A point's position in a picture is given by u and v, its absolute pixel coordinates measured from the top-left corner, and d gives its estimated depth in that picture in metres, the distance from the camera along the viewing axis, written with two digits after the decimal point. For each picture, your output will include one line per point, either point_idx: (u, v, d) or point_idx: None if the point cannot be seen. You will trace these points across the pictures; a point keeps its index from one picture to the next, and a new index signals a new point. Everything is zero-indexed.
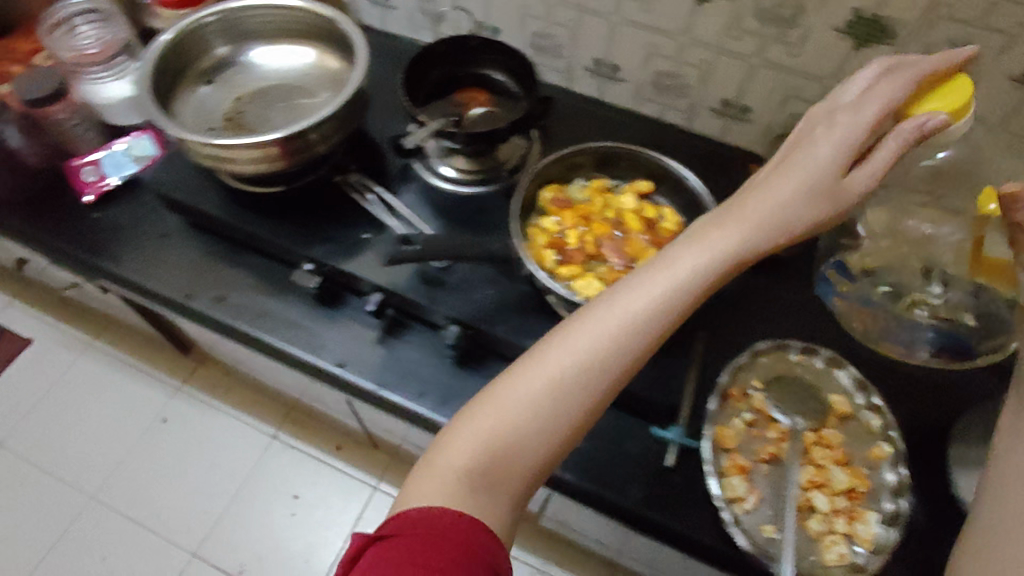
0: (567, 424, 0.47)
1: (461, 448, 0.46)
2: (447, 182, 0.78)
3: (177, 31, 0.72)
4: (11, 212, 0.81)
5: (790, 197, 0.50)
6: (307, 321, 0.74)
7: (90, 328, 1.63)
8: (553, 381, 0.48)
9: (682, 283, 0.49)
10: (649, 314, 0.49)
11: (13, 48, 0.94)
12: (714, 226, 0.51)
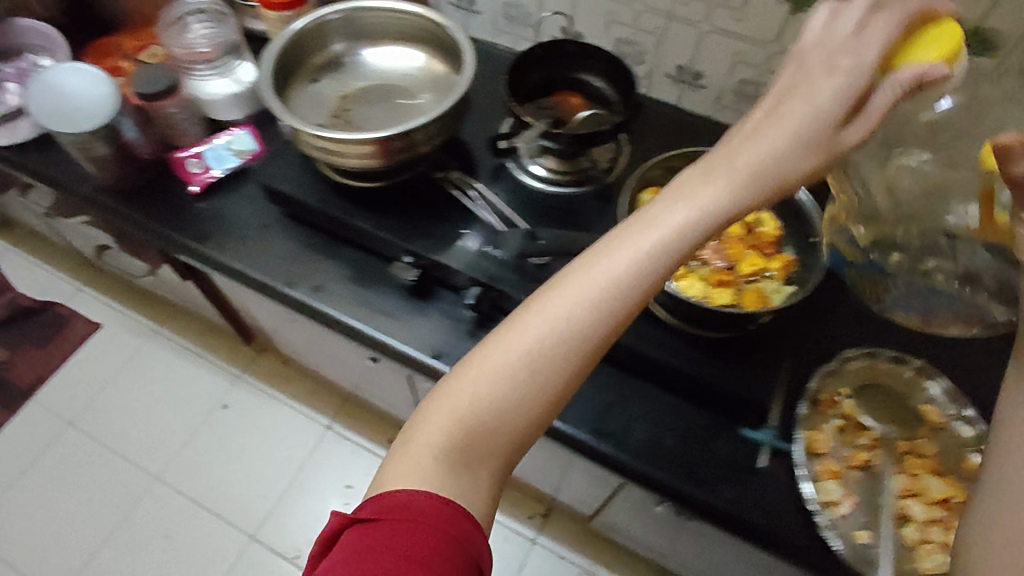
0: (542, 395, 0.45)
1: (434, 423, 0.45)
2: (537, 181, 0.81)
3: (302, 27, 0.77)
4: (124, 201, 0.87)
5: (776, 150, 0.46)
6: (404, 313, 0.78)
7: (156, 314, 1.69)
8: (523, 350, 0.45)
9: (662, 243, 0.45)
10: (629, 275, 0.45)
11: (111, 44, 0.98)
12: (697, 178, 0.46)
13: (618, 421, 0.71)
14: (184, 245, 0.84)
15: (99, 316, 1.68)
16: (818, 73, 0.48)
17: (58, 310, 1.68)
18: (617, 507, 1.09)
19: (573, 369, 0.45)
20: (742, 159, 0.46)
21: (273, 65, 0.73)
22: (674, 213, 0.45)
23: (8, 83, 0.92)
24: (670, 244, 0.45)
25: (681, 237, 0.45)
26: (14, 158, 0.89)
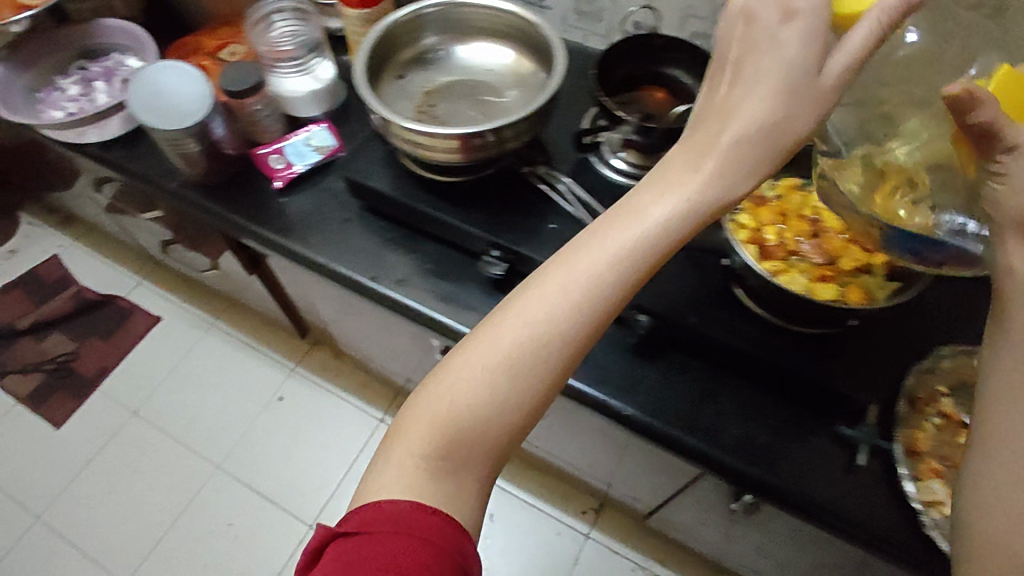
0: (524, 398, 0.44)
1: (416, 432, 0.44)
2: (619, 174, 0.80)
3: (397, 19, 0.78)
4: (210, 196, 0.89)
5: (753, 131, 0.44)
6: (488, 307, 0.79)
7: (213, 308, 1.73)
8: (502, 353, 0.44)
9: (639, 238, 0.44)
10: (609, 272, 0.44)
11: (187, 45, 1.00)
12: (675, 171, 0.45)
13: (707, 417, 0.71)
14: (268, 239, 0.86)
15: (158, 309, 1.72)
16: (771, 23, 0.44)
17: (119, 303, 1.73)
18: (683, 505, 1.08)
19: (555, 370, 0.44)
20: (717, 148, 0.44)
21: (367, 55, 0.75)
22: (656, 206, 0.44)
23: (97, 82, 0.95)
24: (649, 238, 0.44)
25: (663, 230, 0.44)
26: (105, 155, 0.93)
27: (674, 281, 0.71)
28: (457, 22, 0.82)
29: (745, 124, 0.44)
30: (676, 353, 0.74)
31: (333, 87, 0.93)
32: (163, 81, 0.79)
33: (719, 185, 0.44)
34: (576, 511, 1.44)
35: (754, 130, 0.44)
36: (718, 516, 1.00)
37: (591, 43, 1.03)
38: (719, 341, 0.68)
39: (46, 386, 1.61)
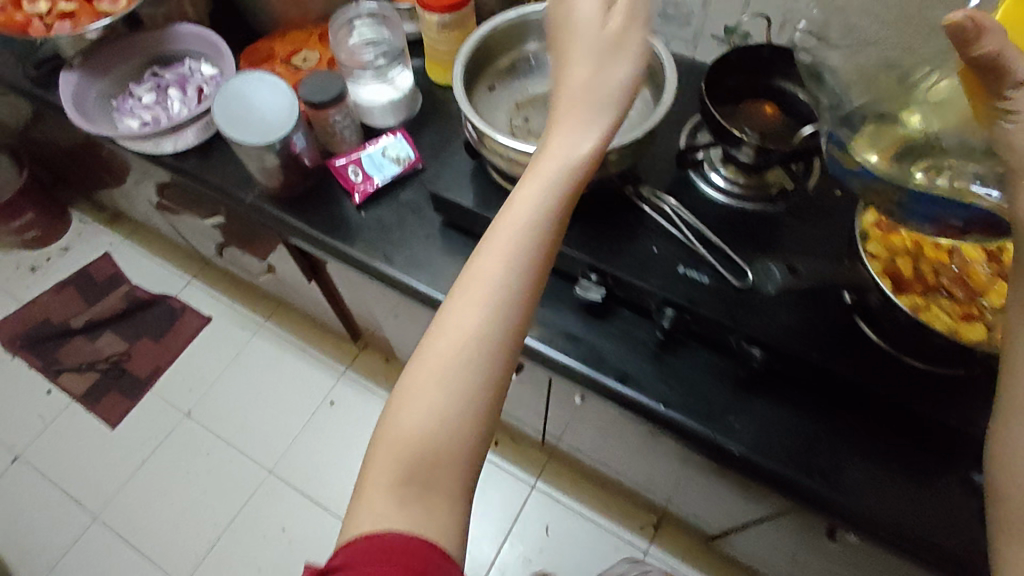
0: (467, 406, 0.46)
1: (382, 467, 0.46)
2: (718, 192, 0.76)
3: (502, 22, 0.76)
4: (290, 210, 0.87)
5: (592, 119, 0.48)
6: (582, 331, 0.75)
7: (262, 309, 1.72)
8: (434, 367, 0.47)
9: (526, 223, 0.47)
10: (511, 264, 0.47)
11: (258, 50, 0.97)
12: (540, 164, 0.48)
13: (823, 456, 0.67)
14: (348, 255, 0.83)
15: (207, 309, 1.71)
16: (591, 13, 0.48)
17: (170, 302, 1.72)
18: (759, 532, 1.04)
19: (488, 365, 0.47)
20: (568, 138, 0.48)
21: (468, 57, 0.73)
22: (529, 202, 0.47)
23: (171, 89, 0.93)
24: (536, 220, 0.47)
25: (546, 209, 0.47)
26: (180, 165, 0.91)
27: (789, 312, 0.67)
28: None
29: (590, 114, 0.48)
30: (785, 385, 0.71)
31: (410, 95, 0.90)
32: (250, 94, 0.77)
33: (575, 159, 0.47)
34: (634, 525, 1.41)
35: (600, 115, 0.48)
36: (801, 546, 0.96)
37: (674, 48, 0.98)
38: (842, 377, 0.64)
39: (100, 385, 1.61)
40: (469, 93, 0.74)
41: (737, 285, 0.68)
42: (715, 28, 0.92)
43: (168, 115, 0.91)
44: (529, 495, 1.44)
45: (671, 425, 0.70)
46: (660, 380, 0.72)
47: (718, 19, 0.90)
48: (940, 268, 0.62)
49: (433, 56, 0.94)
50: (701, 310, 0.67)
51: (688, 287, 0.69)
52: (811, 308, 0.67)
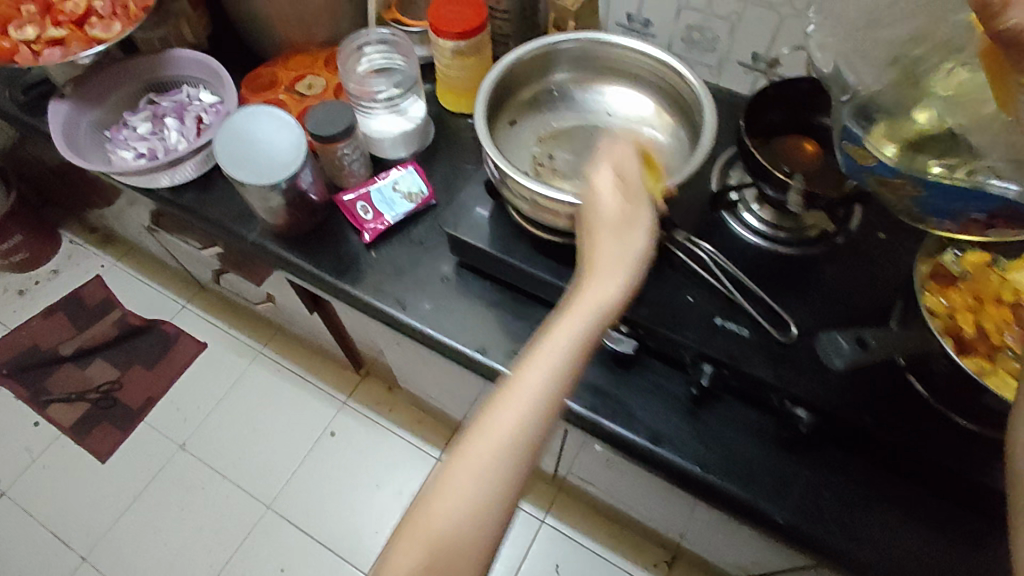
0: (484, 523, 0.45)
1: (403, 559, 0.45)
2: (753, 234, 0.72)
3: (529, 51, 0.70)
4: (295, 251, 0.81)
5: (621, 264, 0.50)
6: (611, 385, 0.70)
7: (259, 335, 1.65)
8: (466, 465, 0.46)
9: (562, 346, 0.47)
10: (547, 377, 0.47)
11: (260, 76, 0.92)
12: (578, 296, 0.49)
13: (878, 528, 0.62)
14: (359, 300, 0.78)
15: (202, 335, 1.65)
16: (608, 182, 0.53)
17: (164, 327, 1.66)
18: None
19: (513, 473, 0.46)
20: (603, 276, 0.49)
21: (490, 89, 0.68)
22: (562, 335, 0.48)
23: (167, 118, 0.88)
24: (570, 345, 0.47)
25: (581, 338, 0.47)
26: (178, 201, 0.85)
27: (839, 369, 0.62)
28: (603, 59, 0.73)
29: (624, 259, 0.50)
30: (835, 448, 0.65)
31: (422, 126, 0.85)
32: (251, 128, 0.71)
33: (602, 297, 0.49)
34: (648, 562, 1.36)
35: (628, 263, 0.50)
36: None
37: (697, 74, 0.94)
38: (899, 444, 0.59)
39: (90, 416, 1.55)
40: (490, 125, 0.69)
41: (782, 339, 0.63)
42: (743, 54, 0.87)
43: (165, 146, 0.86)
44: (538, 532, 1.38)
45: (710, 489, 0.65)
46: (697, 441, 0.67)
47: (746, 44, 0.85)
48: (1007, 328, 0.56)
49: (446, 83, 0.89)
50: (743, 367, 0.63)
51: (728, 343, 0.64)
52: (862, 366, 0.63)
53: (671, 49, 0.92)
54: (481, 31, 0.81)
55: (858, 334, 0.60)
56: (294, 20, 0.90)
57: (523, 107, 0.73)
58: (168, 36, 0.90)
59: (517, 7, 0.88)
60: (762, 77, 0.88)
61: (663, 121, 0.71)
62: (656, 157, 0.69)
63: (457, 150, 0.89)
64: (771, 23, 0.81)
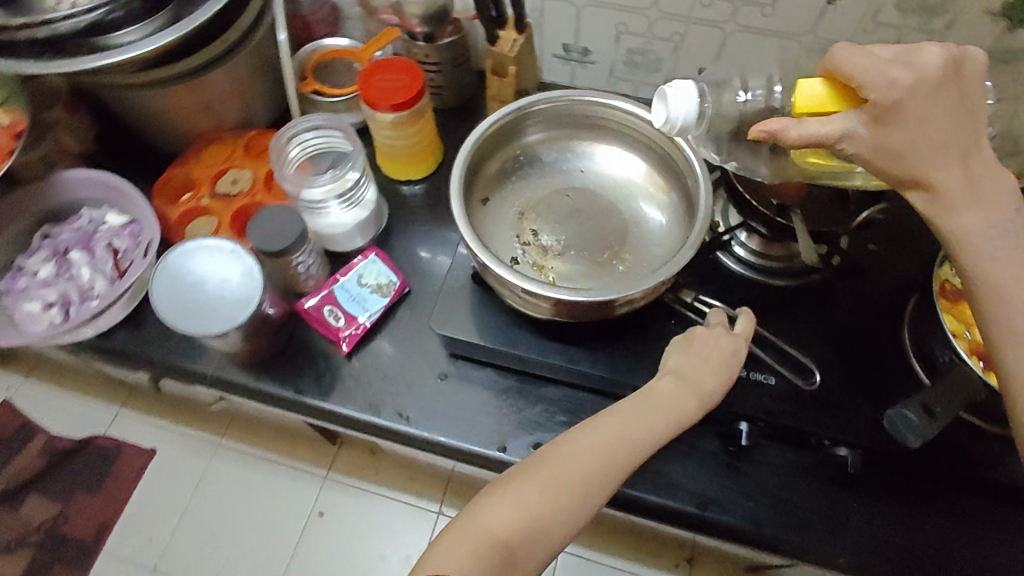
0: (576, 514, 0.52)
1: (504, 519, 0.51)
2: (748, 269, 0.71)
3: (500, 119, 0.64)
4: (266, 378, 0.72)
5: (720, 372, 0.57)
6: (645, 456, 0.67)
7: (210, 424, 1.23)
8: (577, 458, 0.53)
9: (672, 418, 0.55)
10: (660, 436, 0.54)
11: (172, 178, 0.80)
12: (700, 385, 0.56)
13: (932, 542, 0.63)
14: (354, 418, 0.71)
15: (146, 441, 1.22)
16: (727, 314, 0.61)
17: (99, 443, 1.22)
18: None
19: (609, 489, 0.53)
20: (717, 378, 0.57)
21: (462, 172, 0.61)
22: (682, 406, 0.55)
23: (72, 253, 0.75)
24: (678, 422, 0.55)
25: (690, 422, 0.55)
26: (113, 346, 0.73)
27: (870, 401, 0.63)
28: (577, 114, 0.67)
29: (731, 370, 0.57)
30: (879, 474, 0.65)
31: (376, 209, 0.77)
32: (196, 268, 0.63)
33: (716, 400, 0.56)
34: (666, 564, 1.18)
35: (724, 381, 0.57)
36: None
37: (642, 93, 0.89)
38: (934, 465, 0.61)
39: (40, 565, 1.17)
40: (469, 211, 0.63)
41: (808, 388, 0.63)
42: (689, 71, 0.83)
43: (78, 288, 0.73)
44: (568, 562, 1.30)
45: (766, 542, 0.64)
46: (743, 496, 0.65)
47: (693, 60, 0.81)
48: None
49: (387, 152, 0.80)
50: (783, 419, 0.63)
51: (754, 397, 0.63)
52: (883, 392, 0.64)
53: (613, 72, 0.87)
54: (421, 99, 0.74)
55: (923, 402, 0.52)
56: (198, 111, 0.78)
57: (499, 176, 0.68)
58: (49, 154, 0.77)
59: (448, 56, 0.81)
60: None
61: (651, 178, 0.67)
62: (643, 219, 0.66)
63: (415, 224, 0.82)
64: (717, 39, 0.77)
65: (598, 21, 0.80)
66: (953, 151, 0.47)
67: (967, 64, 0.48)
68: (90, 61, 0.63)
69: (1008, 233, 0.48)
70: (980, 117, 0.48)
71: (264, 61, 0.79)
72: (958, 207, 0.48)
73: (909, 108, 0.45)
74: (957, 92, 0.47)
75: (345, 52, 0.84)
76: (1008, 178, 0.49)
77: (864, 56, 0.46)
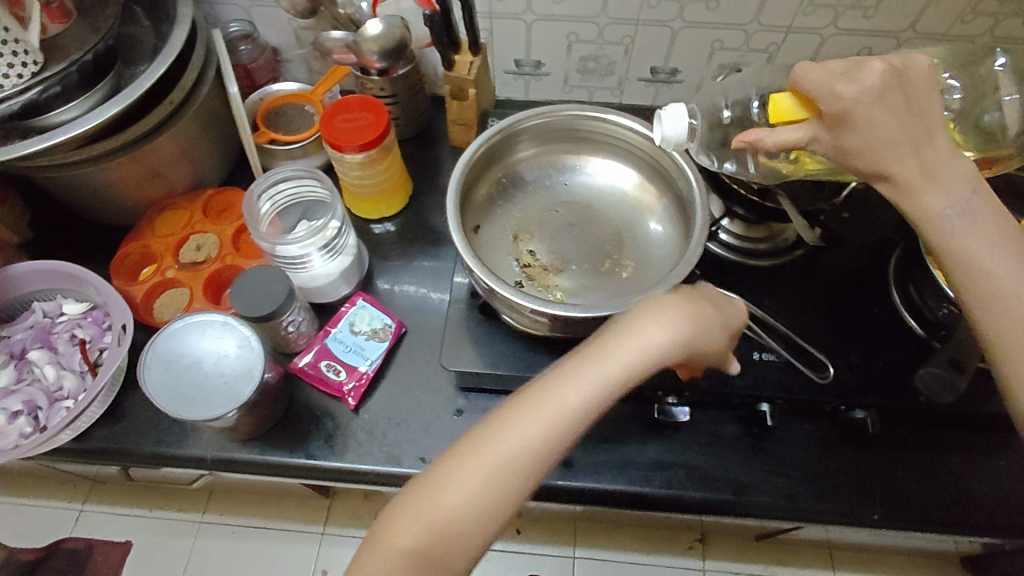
0: (501, 504, 0.44)
1: (409, 524, 0.43)
2: (735, 255, 0.72)
3: (489, 140, 0.64)
4: (269, 448, 0.67)
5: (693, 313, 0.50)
6: (674, 454, 0.66)
7: (187, 501, 1.07)
8: (484, 461, 0.44)
9: (601, 387, 0.46)
10: (582, 413, 0.45)
11: (128, 255, 0.75)
12: (626, 338, 0.47)
13: (958, 483, 0.64)
14: (371, 472, 0.67)
15: (116, 533, 1.06)
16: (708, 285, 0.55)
17: (68, 546, 1.05)
18: (852, 539, 0.90)
19: (530, 483, 0.45)
20: (651, 329, 0.48)
21: (456, 199, 0.61)
22: (621, 359, 0.46)
23: (31, 352, 0.68)
24: (607, 389, 0.46)
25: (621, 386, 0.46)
26: (94, 446, 0.67)
27: (880, 358, 0.65)
28: (556, 131, 0.68)
29: (669, 322, 0.48)
30: (897, 427, 0.66)
31: (359, 253, 0.75)
32: (190, 348, 0.61)
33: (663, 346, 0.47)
34: (678, 550, 1.04)
35: (659, 337, 0.48)
36: (920, 540, 0.90)
37: (596, 98, 0.91)
38: (948, 408, 0.63)
39: None
40: (468, 237, 0.62)
41: (821, 380, 0.64)
42: (641, 71, 0.85)
43: (44, 390, 0.67)
44: None
45: (807, 516, 0.64)
46: (777, 474, 0.65)
47: (643, 60, 0.83)
48: None
49: (357, 192, 0.78)
50: (800, 395, 0.63)
51: (772, 377, 0.64)
52: (887, 348, 0.66)
53: (567, 82, 0.88)
54: (387, 135, 0.71)
55: (950, 358, 0.62)
56: (148, 179, 0.73)
57: (492, 196, 0.67)
58: None
59: (403, 87, 0.79)
60: (663, 87, 0.87)
61: (641, 183, 0.68)
62: (639, 226, 0.67)
63: (398, 261, 0.79)
64: (665, 37, 0.80)
65: (549, 33, 0.81)
66: (903, 147, 0.48)
67: (911, 70, 0.49)
68: (31, 145, 0.59)
69: (964, 213, 0.49)
70: (932, 113, 0.49)
71: (213, 118, 0.75)
72: (916, 190, 0.49)
73: (857, 115, 0.47)
74: (905, 94, 0.48)
75: (294, 96, 0.81)
76: (963, 163, 0.49)
77: (816, 70, 0.48)
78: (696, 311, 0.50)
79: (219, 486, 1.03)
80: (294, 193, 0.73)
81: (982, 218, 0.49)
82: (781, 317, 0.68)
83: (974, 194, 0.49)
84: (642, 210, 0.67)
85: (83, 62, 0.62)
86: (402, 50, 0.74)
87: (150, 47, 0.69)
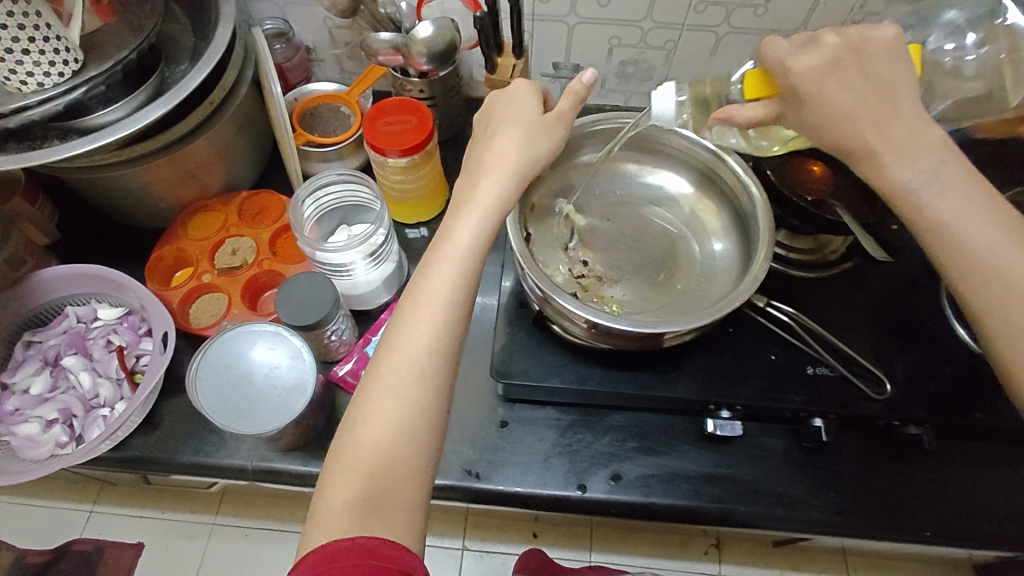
0: (425, 422, 0.44)
1: (343, 483, 0.42)
2: (781, 265, 0.71)
3: None
4: (311, 460, 0.65)
5: (523, 145, 0.50)
6: (724, 468, 0.65)
7: (200, 503, 1.04)
8: (389, 386, 0.44)
9: (461, 258, 0.47)
10: (454, 295, 0.46)
11: (162, 258, 0.73)
12: (464, 212, 0.48)
13: (1008, 499, 0.63)
14: None
15: (127, 534, 1.03)
16: (566, 110, 0.53)
17: (78, 548, 1.02)
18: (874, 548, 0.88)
19: (443, 396, 0.45)
20: (486, 186, 0.49)
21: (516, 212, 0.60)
22: (461, 234, 0.47)
23: (66, 358, 0.66)
24: (469, 261, 0.47)
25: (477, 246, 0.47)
26: (132, 455, 0.65)
27: (934, 373, 0.65)
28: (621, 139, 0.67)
29: (499, 176, 0.49)
30: (948, 441, 0.65)
31: (399, 261, 0.73)
32: (244, 357, 0.60)
33: (496, 190, 0.49)
34: (694, 555, 1.03)
35: (503, 195, 0.49)
36: (945, 550, 0.88)
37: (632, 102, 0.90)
38: (1001, 425, 0.62)
39: None
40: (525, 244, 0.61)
41: (877, 397, 0.63)
42: (681, 76, 0.84)
43: (80, 398, 0.65)
44: None
45: (857, 530, 0.63)
46: (827, 488, 0.64)
47: (685, 65, 0.82)
48: None
49: (397, 197, 0.76)
50: (855, 410, 0.63)
51: (825, 392, 0.64)
52: (936, 362, 0.65)
53: (604, 85, 0.87)
54: (430, 139, 0.69)
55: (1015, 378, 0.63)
56: (182, 180, 0.71)
57: (550, 203, 0.67)
58: (17, 252, 0.68)
59: (440, 89, 0.77)
60: None
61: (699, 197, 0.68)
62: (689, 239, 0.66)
63: None
64: (709, 43, 0.79)
65: (590, 37, 0.79)
66: (863, 122, 0.46)
67: (880, 47, 0.46)
68: (73, 148, 0.56)
69: (933, 181, 0.46)
70: (901, 85, 0.46)
71: (247, 118, 0.73)
72: (882, 161, 0.46)
73: (810, 88, 0.46)
74: (866, 68, 0.46)
75: (330, 96, 0.80)
76: (933, 131, 0.46)
77: (774, 45, 0.47)
78: (524, 151, 0.50)
79: (233, 487, 1.00)
80: (338, 198, 0.72)
81: (951, 185, 0.46)
82: (831, 329, 0.68)
83: (943, 163, 0.46)
84: (694, 222, 0.67)
85: (128, 61, 0.60)
86: (450, 53, 0.72)
87: (189, 46, 0.67)
